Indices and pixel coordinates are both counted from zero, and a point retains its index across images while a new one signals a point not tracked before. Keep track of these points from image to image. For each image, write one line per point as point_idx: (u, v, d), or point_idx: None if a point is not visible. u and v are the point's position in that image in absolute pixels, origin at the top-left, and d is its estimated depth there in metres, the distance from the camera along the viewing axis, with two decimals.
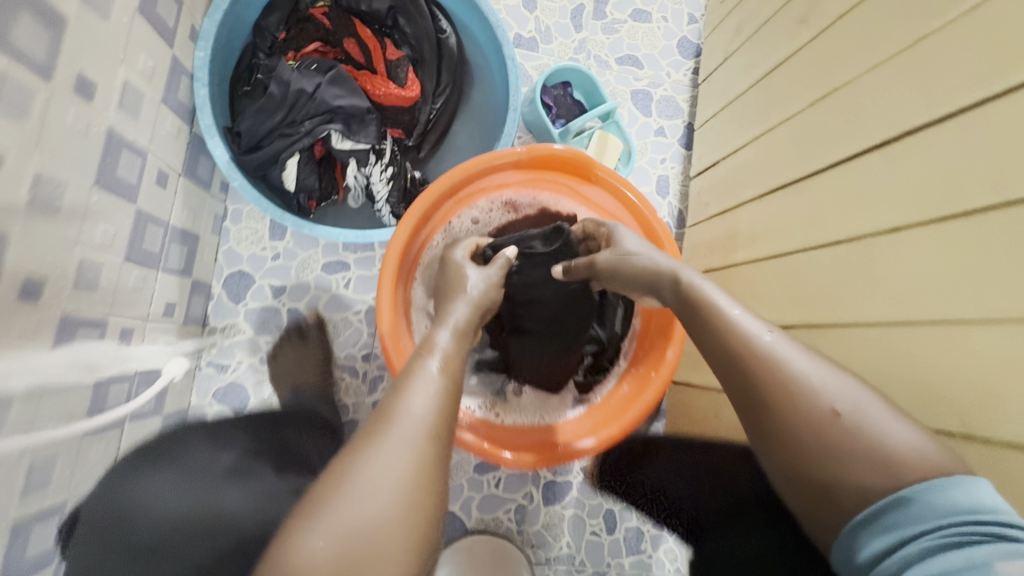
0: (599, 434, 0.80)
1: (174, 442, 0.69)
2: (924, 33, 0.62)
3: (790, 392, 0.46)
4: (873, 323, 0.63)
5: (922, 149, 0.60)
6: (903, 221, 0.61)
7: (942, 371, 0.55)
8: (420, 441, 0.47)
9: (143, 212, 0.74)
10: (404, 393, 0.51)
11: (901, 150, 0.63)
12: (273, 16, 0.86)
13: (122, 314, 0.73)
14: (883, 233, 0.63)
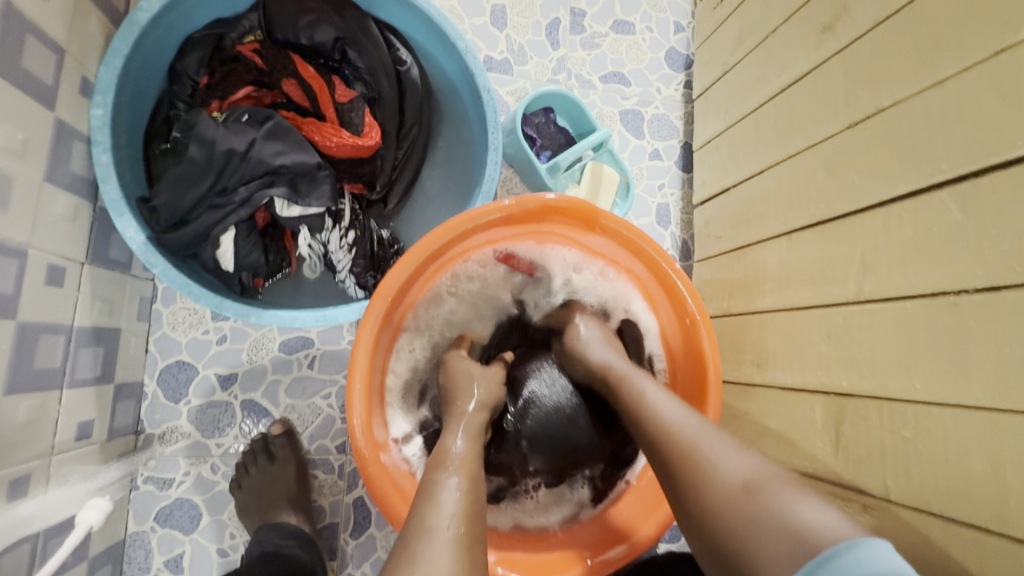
0: (630, 541, 0.64)
1: None
2: (1003, 44, 0.50)
3: (701, 478, 0.47)
4: (970, 406, 0.50)
5: (1017, 188, 0.48)
6: (1001, 277, 0.48)
7: None
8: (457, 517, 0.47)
9: (29, 324, 0.57)
10: (430, 503, 0.49)
11: (978, 186, 0.51)
12: (190, 57, 0.70)
13: (6, 463, 0.55)
14: (970, 292, 0.51)
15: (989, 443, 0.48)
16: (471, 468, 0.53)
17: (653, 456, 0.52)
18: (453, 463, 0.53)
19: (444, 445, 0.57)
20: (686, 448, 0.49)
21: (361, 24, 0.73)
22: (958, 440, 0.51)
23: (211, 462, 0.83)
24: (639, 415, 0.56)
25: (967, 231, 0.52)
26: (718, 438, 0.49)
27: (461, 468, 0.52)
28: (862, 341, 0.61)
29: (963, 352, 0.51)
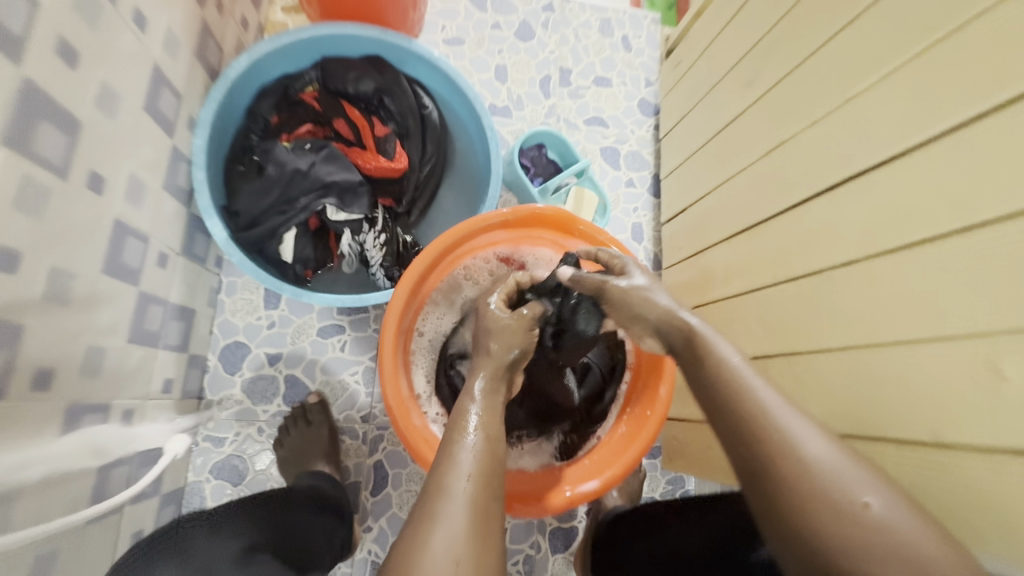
0: (602, 476, 0.82)
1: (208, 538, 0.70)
2: (848, 96, 0.71)
3: (809, 483, 0.47)
4: (842, 348, 0.67)
5: (864, 193, 0.66)
6: (855, 254, 0.67)
7: (901, 385, 0.60)
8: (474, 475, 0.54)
9: (145, 293, 0.77)
10: (448, 467, 0.55)
11: (844, 193, 0.70)
12: (265, 101, 0.93)
13: (123, 395, 0.73)
14: (839, 267, 0.69)
15: (859, 374, 0.65)
16: (485, 429, 0.59)
17: (740, 441, 0.51)
18: (469, 424, 0.59)
19: (464, 404, 0.62)
20: (787, 446, 0.49)
21: (395, 79, 0.96)
22: (843, 377, 0.67)
23: (258, 425, 0.99)
24: (723, 395, 0.53)
25: (839, 226, 0.70)
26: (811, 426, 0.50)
27: (478, 430, 0.58)
28: (779, 314, 0.79)
29: (840, 313, 0.68)
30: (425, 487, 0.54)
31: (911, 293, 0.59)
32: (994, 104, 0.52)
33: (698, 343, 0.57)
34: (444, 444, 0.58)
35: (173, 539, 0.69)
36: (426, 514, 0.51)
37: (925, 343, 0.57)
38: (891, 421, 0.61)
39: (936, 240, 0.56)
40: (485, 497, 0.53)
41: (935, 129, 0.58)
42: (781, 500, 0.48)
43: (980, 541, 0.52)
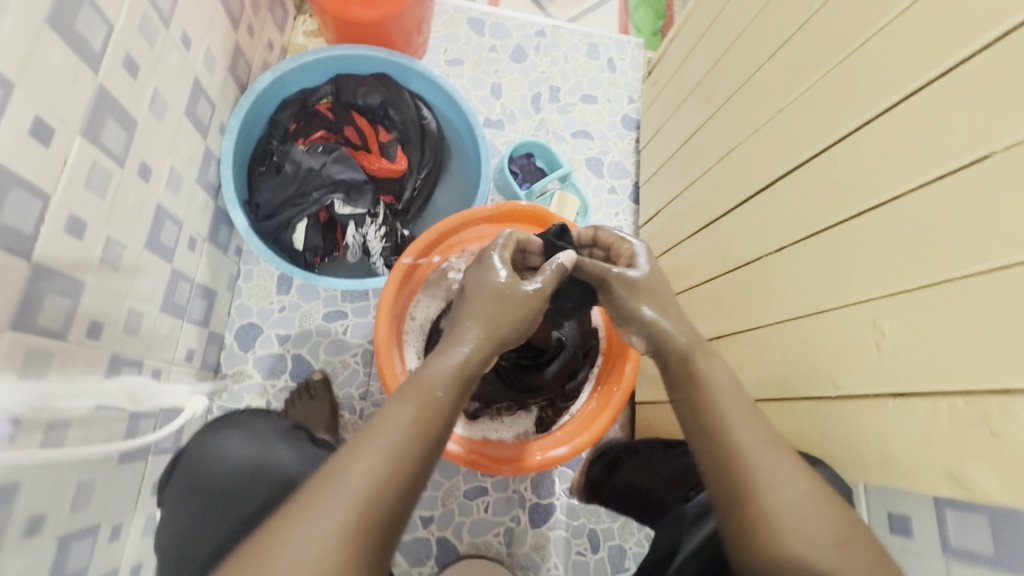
0: (571, 443, 0.91)
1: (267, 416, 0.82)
2: (780, 106, 0.80)
3: (767, 514, 0.52)
4: (769, 324, 0.75)
5: (788, 189, 0.75)
6: (783, 241, 0.74)
7: (814, 350, 0.66)
8: (399, 451, 0.51)
9: (176, 271, 0.89)
10: (374, 436, 0.51)
11: (773, 192, 0.78)
12: (286, 111, 1.07)
13: (154, 356, 0.85)
14: (771, 253, 0.76)
15: (781, 346, 0.73)
16: (425, 413, 0.54)
17: (717, 467, 0.57)
18: (413, 403, 0.55)
19: (426, 384, 0.56)
20: (755, 480, 0.54)
21: (399, 92, 1.10)
22: (770, 349, 0.75)
23: (267, 398, 1.10)
24: (711, 425, 0.59)
25: (771, 218, 0.78)
26: (780, 463, 0.55)
27: (420, 410, 0.54)
28: (725, 300, 0.87)
29: (765, 293, 0.76)
30: (352, 440, 0.52)
31: (821, 273, 0.66)
32: (882, 107, 0.61)
33: (692, 365, 0.65)
34: (383, 413, 0.54)
35: (229, 418, 0.80)
36: (331, 476, 0.48)
37: (830, 313, 0.64)
38: (795, 382, 0.69)
39: (837, 225, 0.65)
40: (400, 477, 0.50)
41: (840, 132, 0.67)
42: (730, 515, 0.55)
43: (870, 473, 0.59)
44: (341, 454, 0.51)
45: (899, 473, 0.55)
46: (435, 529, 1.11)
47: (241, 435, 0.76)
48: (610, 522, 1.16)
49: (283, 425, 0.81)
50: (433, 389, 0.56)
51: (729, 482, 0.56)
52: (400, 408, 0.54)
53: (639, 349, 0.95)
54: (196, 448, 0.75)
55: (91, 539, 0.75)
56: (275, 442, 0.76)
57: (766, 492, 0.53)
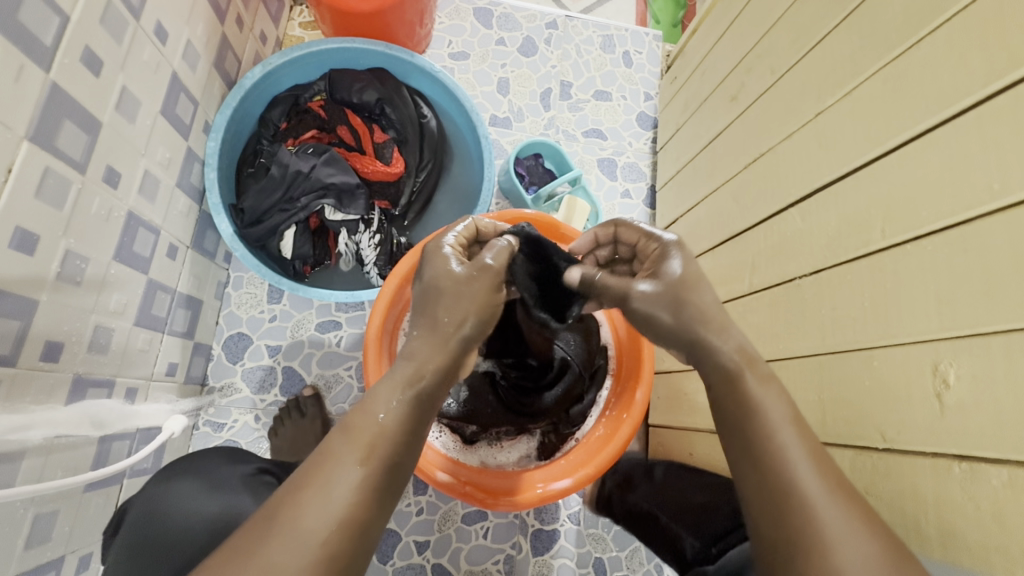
0: (575, 475, 0.83)
1: (226, 459, 0.73)
2: (819, 109, 0.71)
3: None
4: (806, 355, 0.67)
5: (828, 204, 0.66)
6: (822, 263, 0.66)
7: (860, 394, 0.58)
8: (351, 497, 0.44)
9: (154, 281, 0.83)
10: (317, 480, 0.44)
11: (812, 205, 0.69)
12: (275, 109, 1.00)
13: (127, 374, 0.79)
14: (808, 276, 0.68)
15: (817, 381, 0.64)
16: (371, 445, 0.47)
17: (767, 507, 0.47)
18: (364, 437, 0.47)
19: (368, 410, 0.49)
20: (820, 536, 0.44)
21: (396, 89, 1.03)
22: (806, 384, 0.66)
23: (255, 413, 1.05)
24: (765, 456, 0.49)
25: (806, 235, 0.70)
26: (848, 517, 0.45)
27: (370, 449, 0.46)
28: (754, 322, 0.78)
29: (801, 321, 0.68)
30: (288, 481, 0.45)
31: (870, 305, 0.58)
32: (950, 113, 0.51)
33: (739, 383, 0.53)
34: (326, 446, 0.47)
35: (198, 459, 0.72)
36: (263, 527, 0.42)
37: (880, 350, 0.56)
38: (842, 427, 0.61)
39: (888, 249, 0.56)
40: (344, 525, 0.43)
41: (893, 141, 0.58)
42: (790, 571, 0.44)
43: (927, 548, 0.51)
44: (277, 501, 0.44)
45: (960, 546, 0.47)
46: (430, 555, 1.05)
47: (199, 483, 0.68)
48: (618, 551, 1.09)
49: (247, 470, 0.73)
50: (378, 416, 0.48)
51: (797, 539, 0.45)
52: (353, 446, 0.46)
53: (651, 374, 0.87)
54: (150, 497, 0.67)
55: (53, 574, 0.70)
56: (238, 493, 0.68)
57: (847, 556, 0.43)
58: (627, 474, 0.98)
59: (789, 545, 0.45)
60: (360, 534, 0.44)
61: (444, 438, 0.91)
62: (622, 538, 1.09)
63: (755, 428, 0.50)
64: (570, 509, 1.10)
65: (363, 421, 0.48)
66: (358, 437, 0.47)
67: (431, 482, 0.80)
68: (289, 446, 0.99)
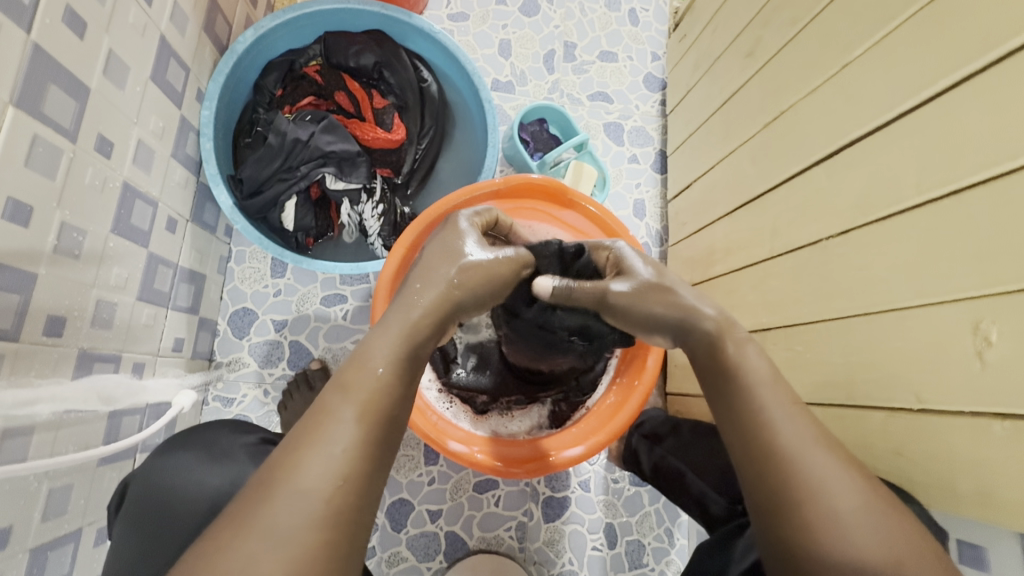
0: (587, 443, 0.82)
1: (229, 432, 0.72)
2: (845, 60, 0.67)
3: (818, 523, 0.44)
4: (831, 317, 0.65)
5: (856, 160, 0.63)
6: (848, 223, 0.64)
7: (893, 355, 0.57)
8: (348, 455, 0.42)
9: (155, 255, 0.81)
10: (313, 438, 0.42)
11: (838, 162, 0.66)
12: (270, 76, 0.95)
13: (133, 349, 0.78)
14: (833, 236, 0.66)
15: (845, 344, 0.63)
16: (368, 401, 0.44)
17: (751, 460, 0.49)
18: (358, 390, 0.45)
19: (365, 365, 0.47)
20: (794, 474, 0.46)
21: (394, 51, 0.98)
22: (832, 347, 0.65)
23: (264, 387, 1.04)
24: (747, 414, 0.50)
25: (830, 193, 0.67)
26: (829, 461, 0.46)
27: (364, 404, 0.44)
28: (776, 287, 0.76)
29: (827, 283, 0.66)
30: (281, 443, 0.43)
31: (904, 262, 0.56)
32: (996, 55, 0.48)
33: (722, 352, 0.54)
34: (319, 401, 0.45)
35: (199, 433, 0.71)
36: (260, 490, 0.40)
37: (913, 309, 0.55)
38: (871, 389, 0.60)
39: (922, 205, 0.54)
40: (345, 481, 0.41)
41: (927, 91, 0.55)
42: (770, 517, 0.46)
43: (964, 507, 0.51)
44: (273, 465, 0.41)
45: (1004, 509, 0.47)
46: (443, 523, 1.06)
47: (202, 454, 0.67)
48: (629, 516, 1.10)
49: (252, 440, 0.71)
50: (377, 370, 0.46)
51: (782, 490, 0.46)
52: (348, 400, 0.44)
53: None
54: (151, 473, 0.66)
55: (71, 546, 0.70)
56: (243, 463, 0.66)
57: (829, 499, 0.44)
58: (650, 427, 0.96)
59: (768, 492, 0.47)
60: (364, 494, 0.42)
61: (456, 408, 0.90)
62: (633, 503, 1.11)
63: (738, 391, 0.52)
64: (582, 476, 1.11)
65: (361, 377, 0.46)
66: (353, 390, 0.45)
67: (444, 452, 0.80)
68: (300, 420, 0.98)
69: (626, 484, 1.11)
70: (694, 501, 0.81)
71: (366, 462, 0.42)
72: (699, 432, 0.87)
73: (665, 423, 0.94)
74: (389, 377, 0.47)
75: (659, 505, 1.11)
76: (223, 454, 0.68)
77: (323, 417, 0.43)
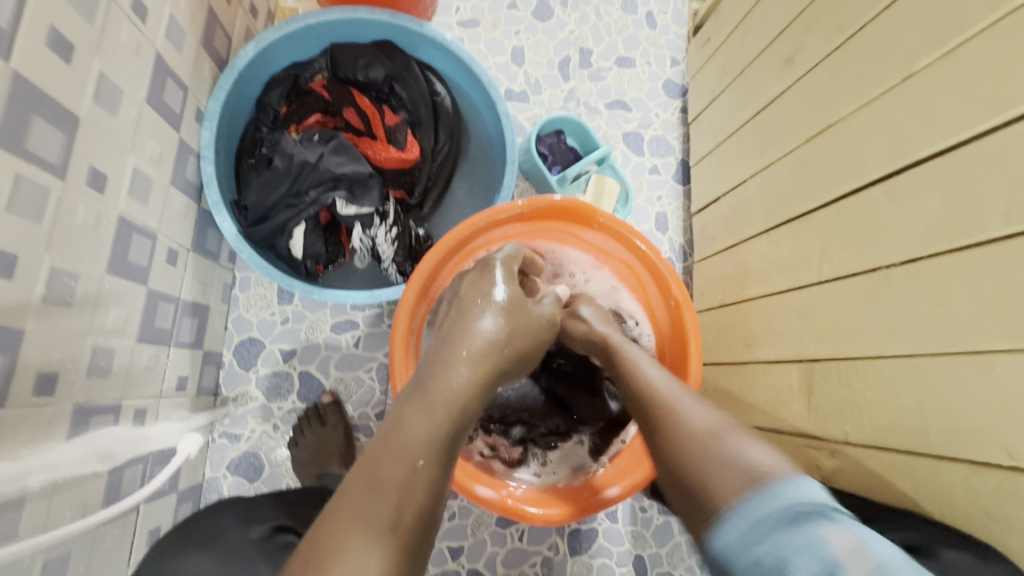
0: (623, 483, 0.76)
1: (239, 524, 0.65)
2: (907, 72, 0.61)
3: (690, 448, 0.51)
4: (898, 355, 0.59)
5: (926, 183, 0.58)
6: (917, 251, 0.58)
7: (976, 404, 0.51)
8: (379, 567, 0.36)
9: (154, 291, 0.75)
10: (340, 545, 0.36)
11: (902, 184, 0.60)
12: (274, 92, 0.90)
13: (134, 395, 0.73)
14: (898, 265, 0.60)
15: (913, 386, 0.58)
16: (406, 499, 0.39)
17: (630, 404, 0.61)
18: (390, 484, 0.39)
19: (404, 454, 0.41)
20: (661, 404, 0.57)
21: (406, 63, 0.92)
22: (899, 387, 0.59)
23: (273, 422, 0.99)
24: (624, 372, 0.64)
25: (893, 218, 0.61)
26: (689, 396, 0.57)
27: (395, 501, 0.39)
28: (826, 316, 0.70)
29: (891, 317, 0.60)
30: (302, 550, 0.37)
31: (993, 300, 0.50)
32: None
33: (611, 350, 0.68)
34: (343, 495, 0.39)
35: (202, 526, 0.64)
36: None
37: (1000, 354, 0.49)
38: (946, 438, 0.54)
39: (1011, 237, 0.48)
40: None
41: (1015, 109, 0.49)
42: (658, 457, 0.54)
43: None
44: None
45: None
46: (465, 561, 1.00)
47: (212, 557, 0.60)
48: (659, 548, 1.05)
49: (263, 531, 0.65)
50: (415, 462, 0.41)
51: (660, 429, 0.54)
52: (379, 495, 0.39)
53: (699, 372, 0.79)
54: (154, 556, 0.60)
55: None
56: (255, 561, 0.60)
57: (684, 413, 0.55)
58: None
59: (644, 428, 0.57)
60: None
61: (480, 448, 0.84)
62: (663, 533, 1.05)
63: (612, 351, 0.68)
64: (609, 507, 1.05)
65: (391, 467, 0.40)
66: (384, 484, 0.39)
67: (471, 499, 0.74)
68: (313, 459, 0.92)
69: (655, 513, 1.06)
70: None
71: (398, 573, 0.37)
72: None
73: None
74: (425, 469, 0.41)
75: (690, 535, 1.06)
76: (238, 551, 0.61)
77: (348, 514, 0.38)
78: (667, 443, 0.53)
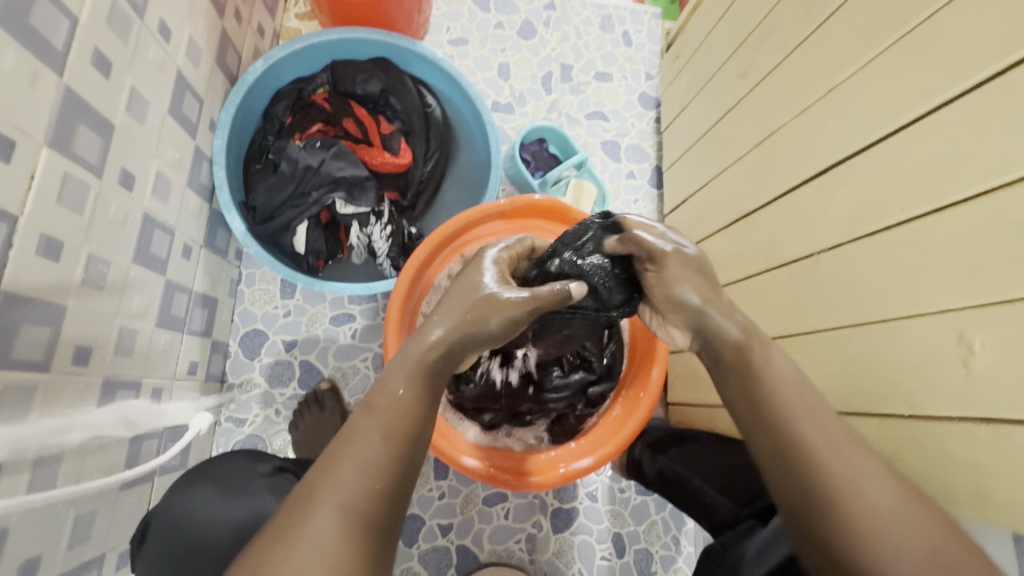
0: (595, 454, 0.85)
1: (243, 461, 0.76)
2: (833, 84, 0.71)
3: (874, 528, 0.46)
4: (827, 328, 0.68)
5: (847, 179, 0.67)
6: (840, 238, 0.67)
7: (886, 365, 0.60)
8: (371, 468, 0.48)
9: (171, 282, 0.83)
10: (343, 453, 0.48)
11: (829, 180, 0.70)
12: (279, 104, 0.99)
13: (152, 375, 0.80)
14: (826, 251, 0.69)
15: (840, 355, 0.66)
16: (391, 422, 0.51)
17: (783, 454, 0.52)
18: (380, 414, 0.51)
19: (386, 388, 0.53)
20: (833, 474, 0.49)
21: (400, 78, 1.02)
22: (831, 357, 0.68)
23: (276, 407, 1.06)
24: (768, 405, 0.54)
25: (822, 211, 0.71)
26: (854, 455, 0.50)
27: (386, 424, 0.50)
28: (772, 299, 0.79)
29: (821, 296, 0.69)
30: (316, 461, 0.49)
31: (896, 276, 0.59)
32: (970, 84, 0.52)
33: (748, 357, 0.57)
34: (348, 424, 0.51)
35: (217, 471, 0.73)
36: (298, 501, 0.46)
37: (902, 321, 0.58)
38: (866, 397, 0.63)
39: (907, 222, 0.58)
40: (377, 494, 0.47)
41: (909, 115, 0.59)
42: (811, 525, 0.48)
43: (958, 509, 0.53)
44: (309, 481, 0.47)
45: (993, 509, 0.50)
46: (454, 537, 1.07)
47: (220, 488, 0.70)
48: (636, 525, 1.12)
49: (265, 470, 0.75)
50: (399, 394, 0.53)
51: (819, 494, 0.48)
52: (374, 419, 0.51)
53: (666, 352, 0.88)
54: (174, 506, 0.69)
55: (95, 571, 0.72)
56: (260, 495, 0.70)
57: (862, 487, 0.48)
58: (654, 437, 0.99)
59: (802, 489, 0.49)
60: (385, 506, 0.47)
61: (465, 426, 0.92)
62: (640, 512, 1.13)
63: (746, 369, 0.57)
64: (589, 487, 1.13)
65: (385, 402, 0.52)
66: (379, 415, 0.51)
67: (458, 467, 0.82)
68: (313, 441, 1.00)
69: (633, 493, 1.13)
70: (699, 508, 0.83)
71: (388, 478, 0.48)
72: (704, 442, 0.89)
73: (671, 434, 0.96)
74: (410, 402, 0.52)
75: (665, 513, 1.13)
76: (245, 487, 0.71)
77: (352, 435, 0.50)
78: (856, 523, 0.46)
